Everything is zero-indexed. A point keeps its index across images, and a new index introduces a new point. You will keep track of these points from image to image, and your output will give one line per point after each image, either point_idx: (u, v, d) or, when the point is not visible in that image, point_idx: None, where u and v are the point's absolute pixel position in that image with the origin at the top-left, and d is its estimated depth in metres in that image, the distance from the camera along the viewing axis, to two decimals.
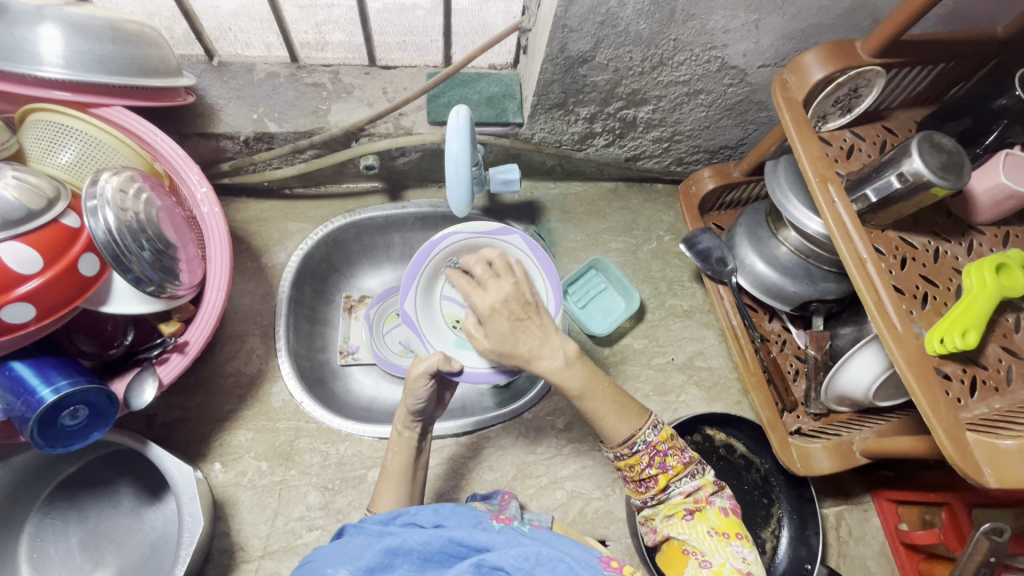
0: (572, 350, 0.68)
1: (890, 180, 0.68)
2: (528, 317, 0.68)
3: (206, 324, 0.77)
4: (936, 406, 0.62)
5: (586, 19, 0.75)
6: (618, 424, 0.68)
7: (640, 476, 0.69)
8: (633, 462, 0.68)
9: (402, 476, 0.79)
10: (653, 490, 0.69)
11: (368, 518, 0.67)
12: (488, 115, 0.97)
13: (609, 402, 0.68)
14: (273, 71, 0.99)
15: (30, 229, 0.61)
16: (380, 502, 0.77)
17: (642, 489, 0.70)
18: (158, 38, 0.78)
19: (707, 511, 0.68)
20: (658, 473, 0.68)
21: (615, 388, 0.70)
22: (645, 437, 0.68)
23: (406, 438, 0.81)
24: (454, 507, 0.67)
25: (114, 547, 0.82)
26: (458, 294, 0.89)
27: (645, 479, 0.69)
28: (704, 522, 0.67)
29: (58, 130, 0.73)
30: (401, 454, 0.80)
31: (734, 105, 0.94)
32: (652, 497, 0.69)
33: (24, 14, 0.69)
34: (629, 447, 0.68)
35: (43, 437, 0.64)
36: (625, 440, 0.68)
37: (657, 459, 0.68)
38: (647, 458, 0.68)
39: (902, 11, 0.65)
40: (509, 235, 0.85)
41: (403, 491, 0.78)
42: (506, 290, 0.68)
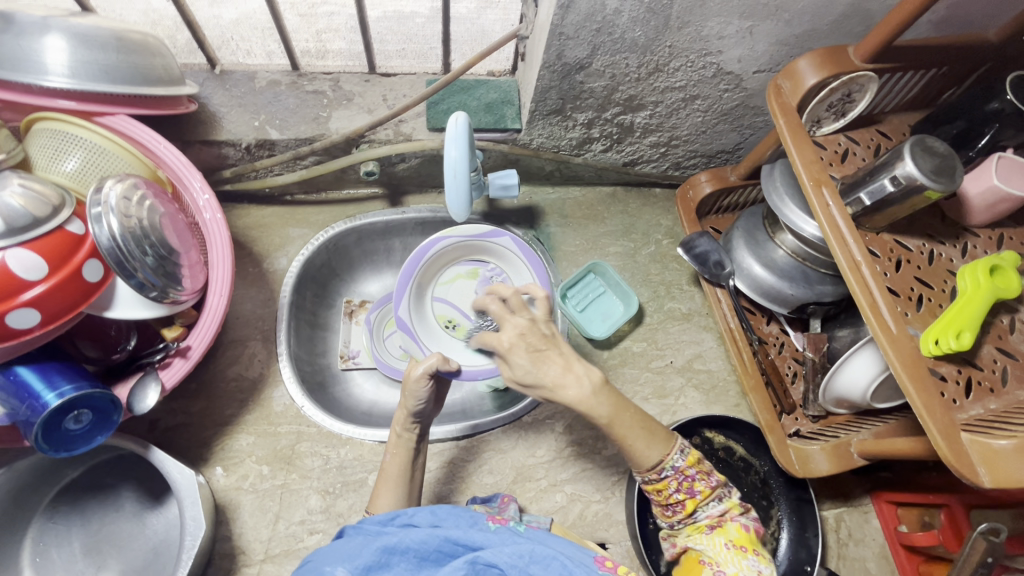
0: (598, 376, 0.64)
1: (884, 183, 0.69)
2: (548, 346, 0.64)
3: (208, 329, 0.78)
4: (931, 406, 0.63)
5: (582, 26, 0.76)
6: (645, 449, 0.67)
7: (668, 501, 0.69)
8: (660, 487, 0.68)
9: (398, 480, 0.80)
10: (681, 515, 0.68)
11: (366, 518, 0.67)
12: (487, 121, 0.98)
13: (639, 428, 0.67)
14: (274, 79, 1.00)
15: (35, 236, 0.62)
16: (378, 504, 0.78)
17: (670, 513, 0.69)
18: (162, 48, 0.80)
19: (727, 526, 0.67)
20: (685, 498, 0.68)
21: (642, 413, 0.68)
22: (672, 463, 0.68)
23: (403, 442, 0.81)
24: (450, 507, 0.67)
25: (116, 551, 0.82)
26: (448, 296, 1.01)
27: (673, 503, 0.68)
28: (723, 536, 0.67)
29: (63, 138, 0.74)
30: (400, 457, 0.81)
31: (730, 110, 0.95)
32: (679, 521, 0.69)
33: (31, 25, 0.70)
34: (657, 472, 0.68)
35: (47, 441, 0.65)
36: (654, 466, 0.68)
37: (684, 484, 0.68)
38: (674, 483, 0.68)
39: (893, 18, 0.66)
40: (496, 237, 0.98)
41: (398, 492, 0.79)
42: (521, 322, 0.65)
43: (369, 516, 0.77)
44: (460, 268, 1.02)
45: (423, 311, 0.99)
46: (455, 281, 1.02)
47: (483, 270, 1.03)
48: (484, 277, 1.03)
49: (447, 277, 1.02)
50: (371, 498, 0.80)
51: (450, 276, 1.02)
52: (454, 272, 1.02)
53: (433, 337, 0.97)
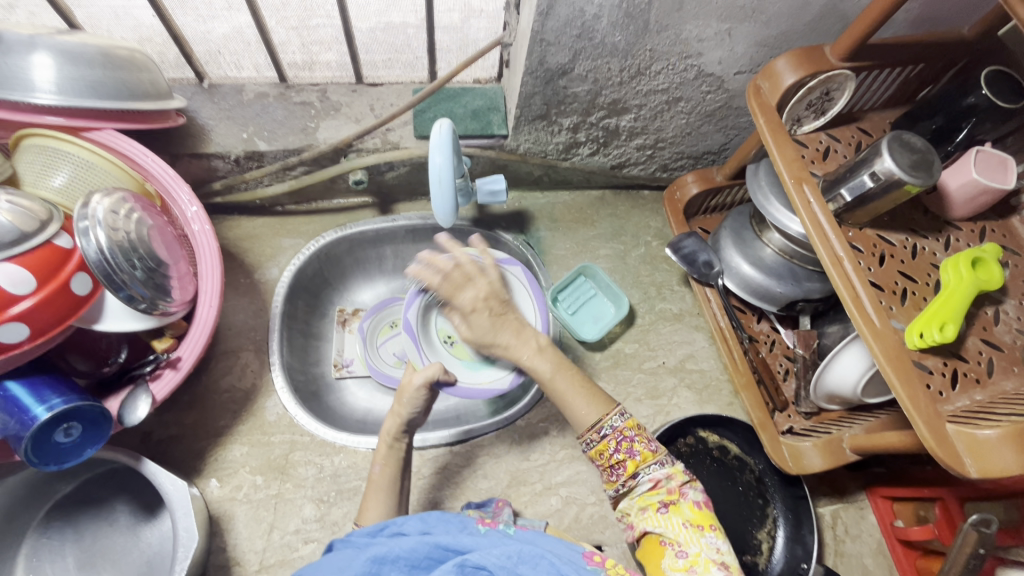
0: (544, 339, 0.80)
1: (864, 179, 0.70)
2: (503, 311, 0.80)
3: (198, 339, 0.78)
4: (916, 398, 0.63)
5: (562, 32, 0.77)
6: (585, 410, 0.74)
7: (611, 463, 0.71)
8: (602, 448, 0.71)
9: (389, 490, 0.79)
10: (624, 477, 0.70)
11: (354, 532, 0.67)
12: (473, 128, 0.99)
13: (575, 392, 0.76)
14: (262, 91, 1.01)
15: (23, 251, 0.63)
16: (367, 515, 0.77)
17: (614, 477, 0.71)
18: (149, 63, 0.81)
19: (680, 504, 0.67)
20: (625, 458, 0.70)
21: (580, 378, 0.77)
22: (612, 423, 0.72)
23: (394, 452, 0.82)
24: (441, 514, 0.67)
25: (110, 565, 0.82)
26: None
27: (614, 465, 0.70)
28: (679, 515, 0.66)
29: (51, 153, 0.75)
30: (389, 468, 0.81)
31: (714, 111, 0.96)
32: (623, 485, 0.70)
33: (18, 43, 0.71)
34: (596, 430, 0.72)
35: (38, 454, 0.65)
36: (594, 425, 0.72)
37: (624, 444, 0.70)
38: (614, 443, 0.70)
39: (867, 16, 0.67)
40: (510, 265, 1.00)
41: (387, 503, 0.78)
42: (485, 289, 0.80)
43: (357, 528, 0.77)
44: None
45: (428, 323, 1.00)
46: None
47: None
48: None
49: None
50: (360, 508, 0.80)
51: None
52: None
53: (434, 350, 0.98)
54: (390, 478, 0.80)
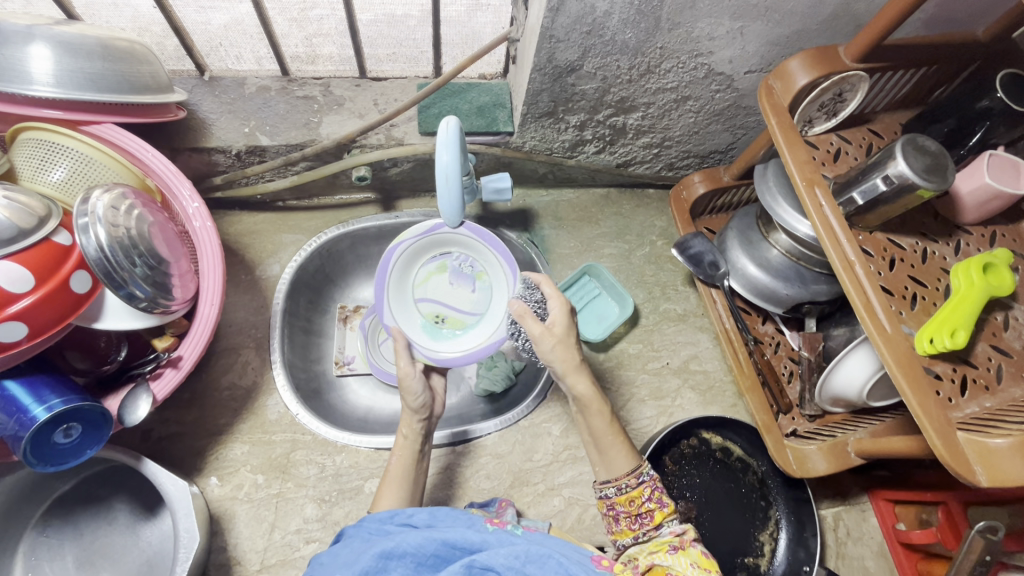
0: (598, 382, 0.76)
1: (877, 182, 0.69)
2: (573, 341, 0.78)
3: (200, 338, 0.77)
4: (927, 406, 0.62)
5: (572, 29, 0.75)
6: (622, 458, 0.74)
7: (638, 511, 0.71)
8: (636, 494, 0.72)
9: (404, 480, 0.79)
10: (648, 526, 0.71)
11: (367, 517, 0.67)
12: (479, 125, 0.97)
13: (611, 435, 0.75)
14: (264, 85, 1.00)
15: (22, 248, 0.62)
16: (381, 504, 0.76)
17: (637, 526, 0.71)
18: (149, 54, 0.79)
19: (689, 548, 0.66)
20: (654, 508, 0.71)
21: (613, 424, 0.76)
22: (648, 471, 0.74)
23: (410, 443, 0.82)
24: (449, 511, 0.66)
25: (109, 564, 0.81)
26: (431, 292, 0.88)
27: (644, 513, 0.71)
28: (686, 556, 0.65)
29: (49, 148, 0.73)
30: (405, 458, 0.81)
31: (722, 110, 0.95)
32: (644, 533, 0.70)
33: (14, 34, 0.69)
34: (636, 476, 0.72)
35: (36, 456, 0.64)
36: (632, 471, 0.73)
37: (657, 493, 0.72)
38: (648, 490, 0.72)
39: (882, 18, 0.66)
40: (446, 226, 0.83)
41: (401, 494, 0.78)
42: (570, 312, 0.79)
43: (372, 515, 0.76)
44: (428, 265, 0.88)
45: (403, 317, 0.86)
46: (427, 279, 0.88)
47: (450, 260, 0.88)
48: (454, 268, 0.89)
49: (420, 277, 0.89)
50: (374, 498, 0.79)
51: (422, 276, 0.88)
52: (423, 271, 0.88)
53: (423, 340, 0.87)
54: (410, 472, 0.80)
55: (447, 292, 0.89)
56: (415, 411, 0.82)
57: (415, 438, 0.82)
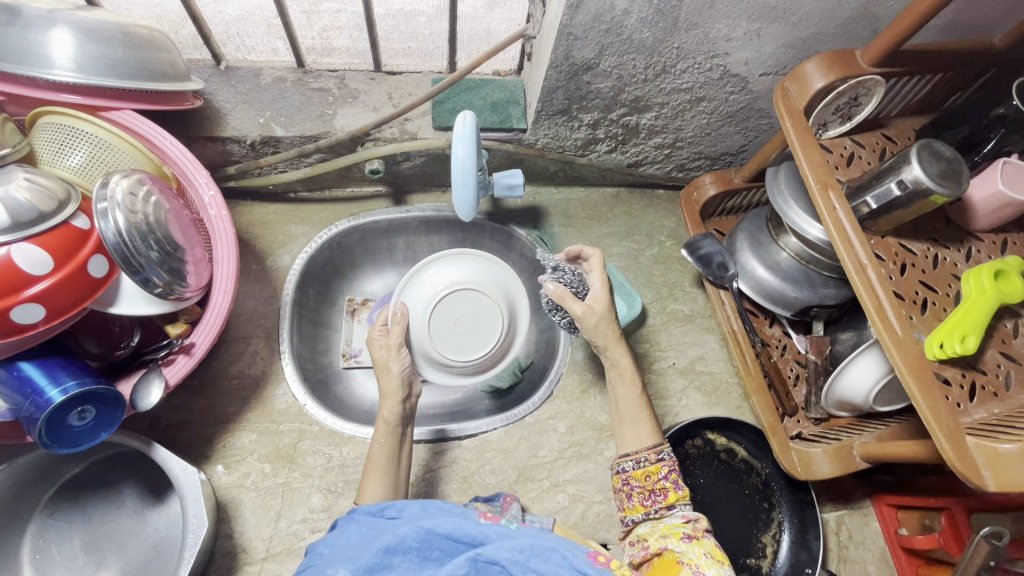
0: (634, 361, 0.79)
1: (890, 187, 0.69)
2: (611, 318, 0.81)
3: (212, 326, 0.77)
4: (937, 409, 0.62)
5: (590, 27, 0.76)
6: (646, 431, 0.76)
7: (653, 487, 0.72)
8: (653, 470, 0.72)
9: (386, 469, 0.78)
10: (661, 504, 0.71)
11: (358, 510, 0.67)
12: (492, 121, 0.98)
13: (636, 408, 0.78)
14: (280, 76, 1.00)
15: (40, 231, 0.62)
16: (367, 493, 0.75)
17: (649, 502, 0.71)
18: (168, 43, 0.79)
19: (703, 538, 0.66)
20: (670, 487, 0.71)
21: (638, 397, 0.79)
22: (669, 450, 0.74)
23: (389, 430, 0.80)
24: (440, 504, 0.65)
25: (117, 549, 0.82)
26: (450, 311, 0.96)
27: (658, 489, 0.71)
28: (701, 546, 0.65)
29: (68, 133, 0.74)
30: (386, 446, 0.79)
31: (735, 112, 0.96)
32: (656, 511, 0.70)
33: (37, 18, 0.69)
34: (656, 452, 0.74)
35: (50, 437, 0.65)
36: (654, 446, 0.74)
37: (673, 473, 0.72)
38: (667, 468, 0.73)
39: (901, 23, 0.66)
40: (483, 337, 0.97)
41: (382, 482, 0.77)
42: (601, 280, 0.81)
43: (358, 506, 0.74)
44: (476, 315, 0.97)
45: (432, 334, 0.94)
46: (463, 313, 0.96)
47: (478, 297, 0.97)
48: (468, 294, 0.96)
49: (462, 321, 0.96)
50: (358, 489, 0.78)
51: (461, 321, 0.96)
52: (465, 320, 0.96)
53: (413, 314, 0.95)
54: (388, 454, 0.79)
55: (459, 318, 0.96)
56: (394, 391, 0.81)
57: (395, 421, 0.80)
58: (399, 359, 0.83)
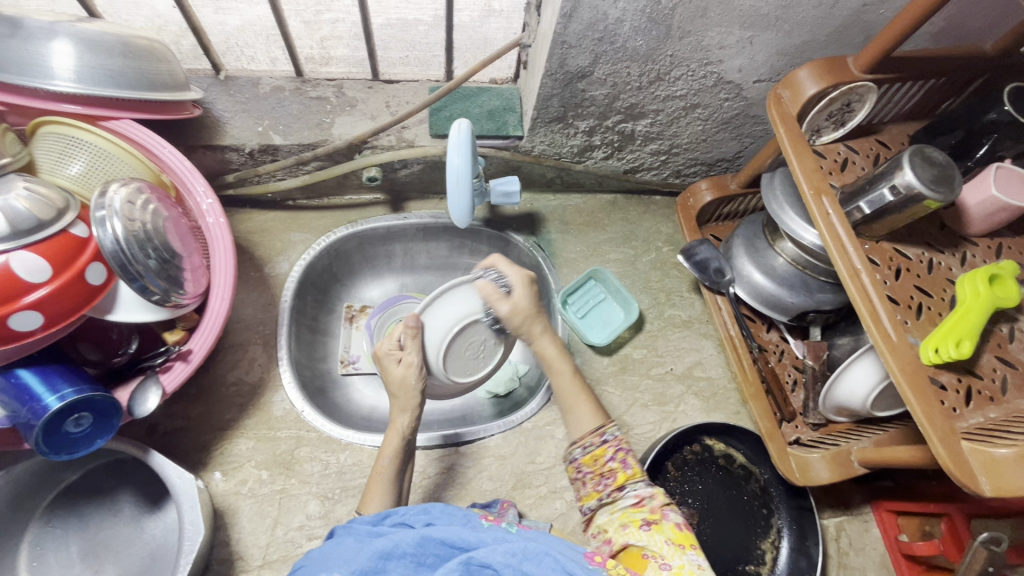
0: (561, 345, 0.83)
1: (884, 192, 0.70)
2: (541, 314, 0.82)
3: (209, 333, 0.78)
4: (931, 414, 0.62)
5: (584, 35, 0.77)
6: (587, 416, 0.79)
7: (602, 471, 0.75)
8: (599, 454, 0.76)
9: (391, 483, 0.79)
10: (611, 487, 0.73)
11: (356, 519, 0.66)
12: (489, 128, 0.98)
13: (582, 397, 0.80)
14: (278, 85, 1.01)
15: (39, 239, 0.63)
16: (368, 506, 0.77)
17: (601, 488, 0.74)
18: (168, 53, 0.80)
19: (662, 523, 0.66)
20: (617, 468, 0.74)
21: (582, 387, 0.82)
22: (611, 431, 0.77)
23: (395, 442, 0.80)
24: (444, 507, 0.67)
25: (113, 557, 0.82)
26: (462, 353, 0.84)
27: (607, 472, 0.74)
28: (660, 533, 0.65)
29: (68, 142, 0.74)
30: (393, 460, 0.80)
31: (730, 119, 0.96)
32: (608, 494, 0.73)
33: (38, 29, 0.70)
34: (599, 435, 0.77)
35: (48, 444, 0.65)
36: (597, 429, 0.77)
37: (620, 454, 0.76)
38: (612, 451, 0.76)
39: (892, 30, 0.67)
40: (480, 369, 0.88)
41: (389, 495, 0.78)
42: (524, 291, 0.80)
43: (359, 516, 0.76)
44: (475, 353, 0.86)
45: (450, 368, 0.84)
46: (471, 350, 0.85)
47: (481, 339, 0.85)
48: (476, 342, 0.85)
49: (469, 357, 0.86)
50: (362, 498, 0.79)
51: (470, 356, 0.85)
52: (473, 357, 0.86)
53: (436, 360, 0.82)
54: (395, 470, 0.79)
55: (471, 343, 0.84)
56: (405, 411, 0.80)
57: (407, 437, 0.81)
58: (419, 373, 0.79)
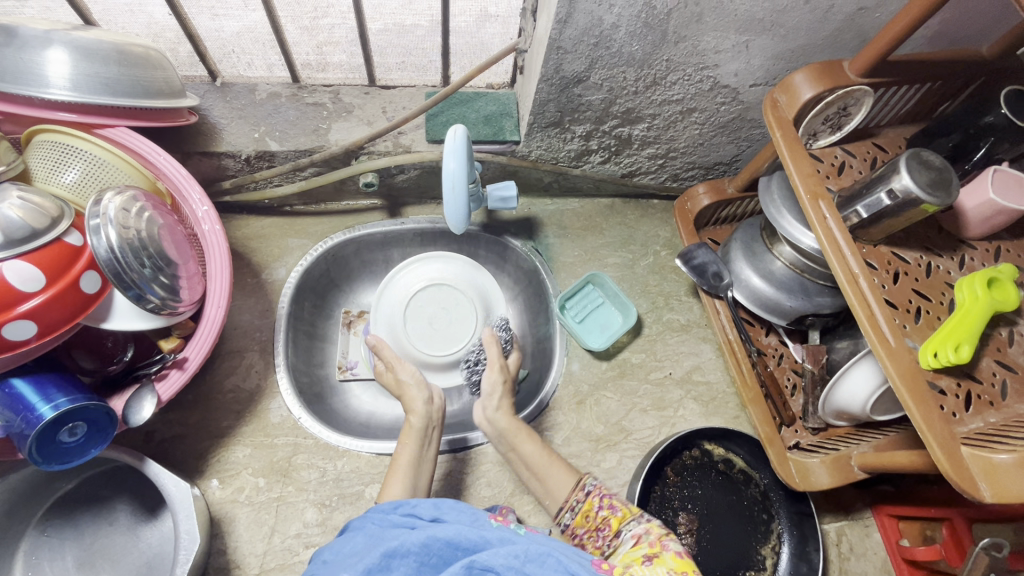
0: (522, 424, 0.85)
1: (880, 196, 0.69)
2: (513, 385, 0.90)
3: (205, 340, 0.78)
4: (932, 419, 0.62)
5: (580, 41, 0.76)
6: (561, 482, 0.80)
7: (596, 524, 0.73)
8: (587, 508, 0.75)
9: (410, 469, 0.78)
10: (608, 535, 0.71)
11: (375, 509, 0.66)
12: (486, 133, 0.98)
13: (548, 461, 0.82)
14: (275, 91, 1.01)
15: (33, 248, 0.63)
16: (387, 492, 0.75)
17: (600, 541, 0.71)
18: (163, 61, 0.80)
19: (663, 555, 0.60)
20: (608, 515, 0.72)
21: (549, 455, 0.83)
22: (591, 482, 0.78)
23: (414, 429, 0.81)
24: (454, 503, 0.65)
25: (109, 566, 0.81)
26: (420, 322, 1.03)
27: (599, 522, 0.72)
28: (662, 565, 0.59)
29: (63, 150, 0.74)
30: (411, 448, 0.80)
31: (727, 123, 0.96)
32: (608, 544, 0.70)
33: (33, 38, 0.70)
34: (582, 489, 0.77)
35: (42, 454, 0.65)
36: (579, 485, 0.78)
37: (605, 500, 0.75)
38: (597, 500, 0.75)
39: (888, 33, 0.66)
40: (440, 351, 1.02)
41: (410, 480, 0.76)
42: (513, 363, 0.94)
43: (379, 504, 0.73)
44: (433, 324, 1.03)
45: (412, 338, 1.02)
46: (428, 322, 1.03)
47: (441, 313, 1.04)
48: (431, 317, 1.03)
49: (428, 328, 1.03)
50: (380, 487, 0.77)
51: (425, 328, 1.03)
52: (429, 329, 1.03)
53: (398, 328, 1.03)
54: (415, 453, 0.79)
55: (431, 315, 1.03)
56: (420, 394, 0.84)
57: (422, 423, 0.82)
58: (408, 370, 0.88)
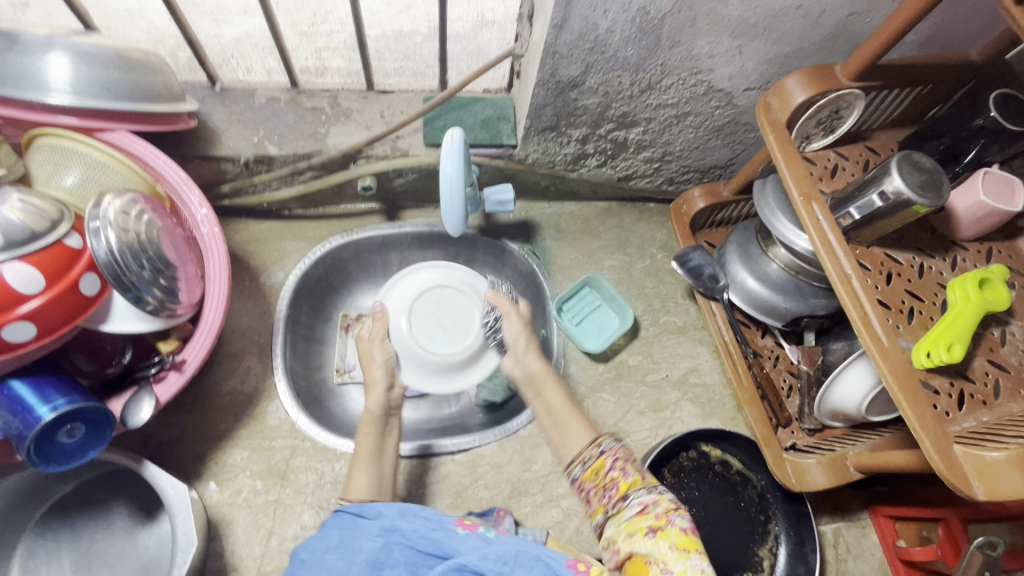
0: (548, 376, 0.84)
1: (872, 198, 0.70)
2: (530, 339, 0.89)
3: (202, 343, 0.78)
4: (923, 418, 0.63)
5: (575, 45, 0.77)
6: (578, 436, 0.76)
7: (604, 483, 0.69)
8: (599, 466, 0.70)
9: (372, 460, 0.79)
10: (615, 497, 0.67)
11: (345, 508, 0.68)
12: (483, 137, 0.99)
13: (568, 411, 0.79)
14: (274, 96, 1.01)
15: (33, 250, 0.63)
16: (354, 484, 0.77)
17: (605, 499, 0.68)
18: (163, 65, 0.81)
19: (667, 529, 0.61)
20: (618, 478, 0.68)
21: (570, 404, 0.81)
22: (606, 443, 0.72)
23: (373, 419, 0.83)
24: (420, 509, 0.64)
25: (106, 569, 0.81)
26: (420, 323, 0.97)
27: (609, 483, 0.69)
28: (665, 539, 0.61)
29: (63, 153, 0.76)
30: (372, 436, 0.81)
31: (722, 127, 0.97)
32: (612, 506, 0.67)
33: (35, 44, 0.71)
34: (597, 446, 0.72)
35: (40, 455, 0.65)
36: (592, 442, 0.73)
37: (619, 462, 0.70)
38: (610, 459, 0.70)
39: (877, 38, 0.68)
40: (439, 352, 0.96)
41: (372, 472, 0.78)
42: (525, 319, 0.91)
43: (345, 498, 0.75)
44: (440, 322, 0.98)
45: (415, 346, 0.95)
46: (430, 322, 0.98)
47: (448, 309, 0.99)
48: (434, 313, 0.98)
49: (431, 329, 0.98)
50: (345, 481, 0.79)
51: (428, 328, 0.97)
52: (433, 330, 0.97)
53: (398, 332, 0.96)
54: (374, 444, 0.81)
55: (437, 317, 0.98)
56: (381, 383, 0.85)
57: (380, 411, 0.83)
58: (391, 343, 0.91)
